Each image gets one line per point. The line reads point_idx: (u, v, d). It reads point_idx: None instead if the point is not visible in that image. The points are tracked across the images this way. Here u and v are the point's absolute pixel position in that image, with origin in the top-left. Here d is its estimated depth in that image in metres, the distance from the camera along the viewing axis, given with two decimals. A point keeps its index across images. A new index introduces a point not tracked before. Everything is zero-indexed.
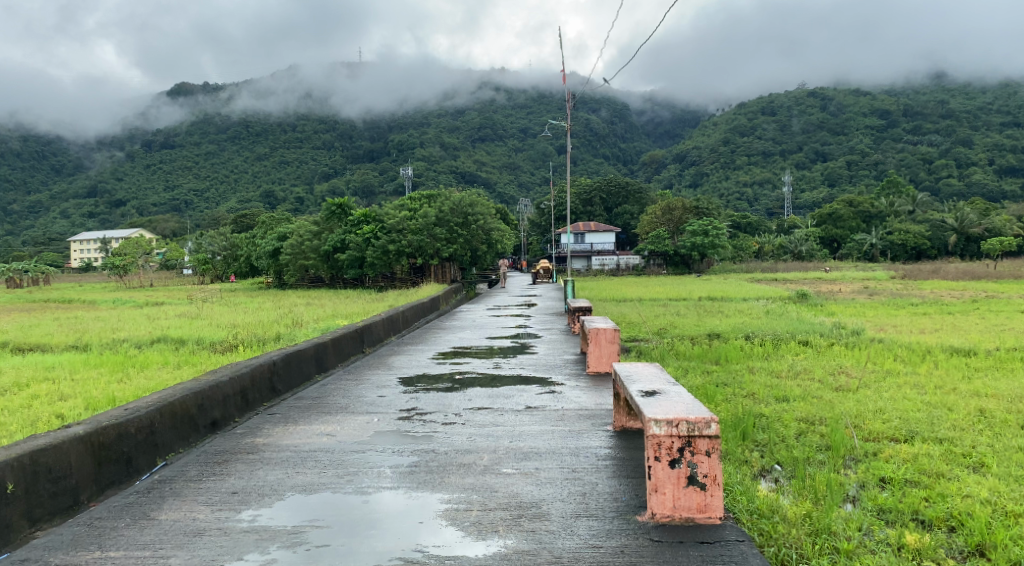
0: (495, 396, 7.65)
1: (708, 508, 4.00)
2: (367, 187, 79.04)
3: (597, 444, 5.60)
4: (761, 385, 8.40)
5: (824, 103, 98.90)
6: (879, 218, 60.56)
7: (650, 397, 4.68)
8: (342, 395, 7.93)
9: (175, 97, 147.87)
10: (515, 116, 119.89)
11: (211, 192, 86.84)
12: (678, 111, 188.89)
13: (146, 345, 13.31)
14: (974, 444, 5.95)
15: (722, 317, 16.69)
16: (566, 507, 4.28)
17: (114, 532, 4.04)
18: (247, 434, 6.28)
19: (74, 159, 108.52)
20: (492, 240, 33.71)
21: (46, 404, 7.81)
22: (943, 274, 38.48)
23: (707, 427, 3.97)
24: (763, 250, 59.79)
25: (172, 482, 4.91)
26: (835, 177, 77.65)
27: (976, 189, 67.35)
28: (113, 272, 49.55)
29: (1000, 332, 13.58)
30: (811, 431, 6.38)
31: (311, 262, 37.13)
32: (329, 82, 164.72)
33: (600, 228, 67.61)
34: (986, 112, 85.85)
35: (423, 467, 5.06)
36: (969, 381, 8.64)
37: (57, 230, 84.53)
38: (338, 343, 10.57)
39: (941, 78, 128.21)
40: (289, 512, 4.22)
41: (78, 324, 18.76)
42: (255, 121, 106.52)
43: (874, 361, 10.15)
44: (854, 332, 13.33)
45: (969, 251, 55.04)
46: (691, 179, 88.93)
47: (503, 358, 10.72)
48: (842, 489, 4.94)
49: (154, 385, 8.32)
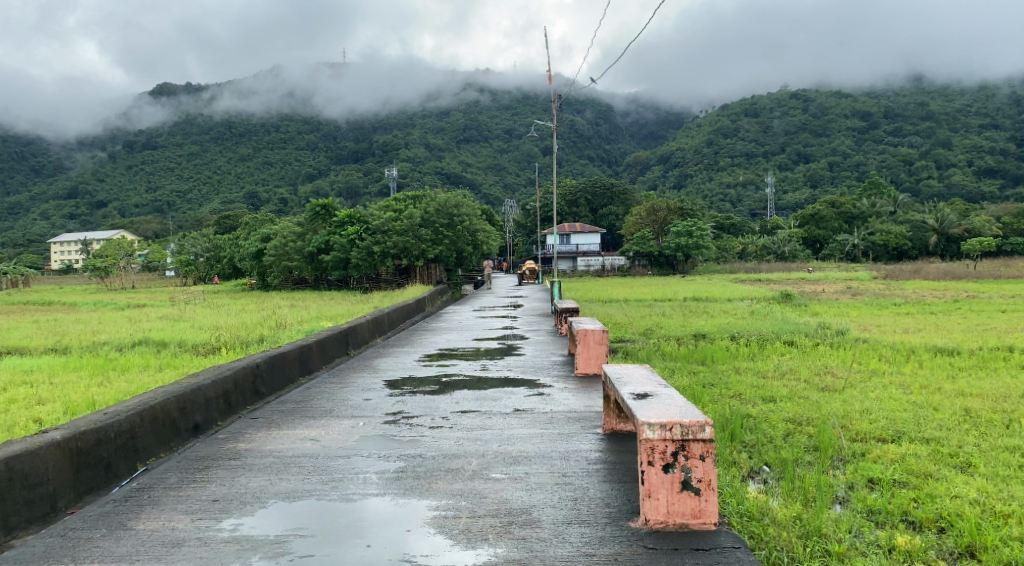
0: (483, 398, 7.55)
1: (702, 513, 3.93)
2: (351, 188, 78.97)
3: (587, 448, 5.53)
4: (747, 385, 8.37)
5: (806, 104, 99.85)
6: (861, 218, 60.98)
7: (643, 400, 4.56)
8: (326, 399, 7.77)
9: (156, 97, 146.00)
10: (500, 118, 119.50)
11: (193, 193, 86.03)
12: (662, 112, 189.88)
13: (127, 348, 13.04)
14: (961, 444, 5.93)
15: (708, 318, 16.79)
16: (558, 513, 4.19)
17: (91, 543, 3.89)
18: (229, 438, 6.14)
19: (54, 159, 106.74)
20: (477, 241, 33.80)
21: (23, 408, 7.65)
22: (925, 274, 38.94)
23: (701, 429, 3.89)
24: (746, 251, 60.54)
25: (152, 489, 4.77)
26: (818, 178, 78.42)
27: (956, 190, 68.22)
28: (94, 273, 49.15)
29: (983, 332, 13.62)
30: (799, 432, 6.35)
31: (295, 263, 36.86)
32: (312, 83, 163.37)
33: (586, 229, 67.68)
34: (965, 115, 86.93)
35: (411, 472, 4.96)
36: (954, 381, 8.64)
37: (36, 232, 83.53)
38: (323, 345, 10.43)
39: (920, 80, 130.18)
40: (271, 521, 4.12)
41: (56, 326, 18.46)
42: (239, 122, 105.92)
43: (859, 361, 10.14)
44: (838, 333, 13.34)
45: (950, 252, 55.66)
46: (676, 180, 89.51)
47: (490, 359, 10.61)
48: (830, 489, 4.89)
49: (135, 389, 8.16)
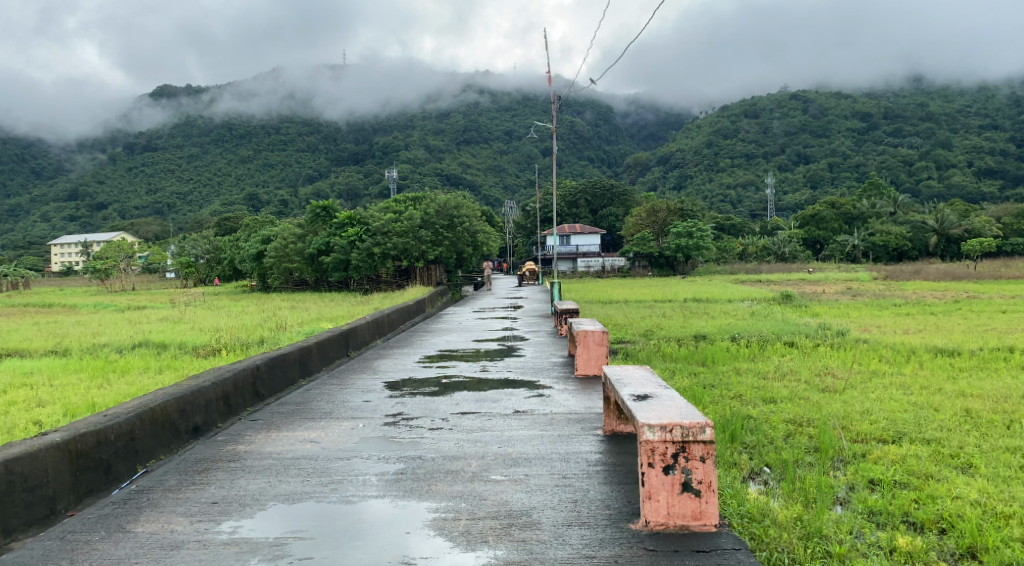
0: (483, 401, 7.54)
1: (703, 515, 3.91)
2: (351, 190, 79.01)
3: (587, 449, 5.52)
4: (748, 387, 8.36)
5: (806, 105, 99.92)
6: (861, 219, 60.91)
7: (642, 401, 4.55)
8: (326, 401, 7.76)
9: (156, 99, 146.01)
10: (500, 119, 119.45)
11: (194, 195, 86.00)
12: (662, 113, 190.03)
13: (127, 350, 13.03)
14: (962, 444, 5.93)
15: (708, 319, 16.85)
16: (557, 515, 4.18)
17: (90, 546, 3.88)
18: (228, 440, 6.13)
19: (54, 161, 106.63)
20: (477, 242, 33.85)
21: (23, 410, 7.66)
22: (925, 274, 39.02)
23: (702, 432, 3.87)
24: (746, 252, 60.53)
25: (151, 492, 4.75)
26: (817, 179, 78.47)
27: (956, 190, 68.24)
28: (94, 275, 49.13)
29: (984, 332, 13.67)
30: (799, 432, 6.34)
31: (295, 265, 36.84)
32: (312, 85, 163.51)
33: (586, 230, 67.65)
34: (965, 115, 86.99)
35: (410, 474, 4.96)
36: (955, 382, 8.65)
37: (36, 234, 83.48)
38: (323, 347, 10.43)
39: (920, 81, 130.31)
40: (271, 523, 4.10)
41: (56, 328, 18.43)
42: (239, 124, 105.95)
43: (859, 362, 10.14)
44: (838, 333, 13.38)
45: (949, 253, 55.68)
46: (676, 181, 89.51)
47: (490, 361, 10.58)
48: (831, 490, 4.89)
49: (135, 391, 8.14)
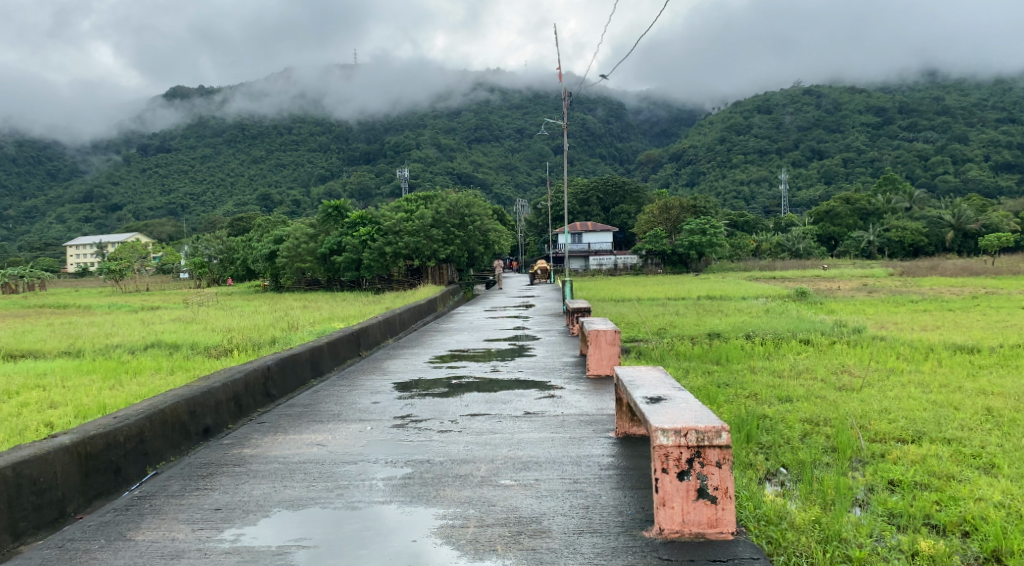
0: (493, 402, 7.41)
1: (720, 521, 3.79)
2: (363, 190, 79.39)
3: (598, 452, 5.41)
4: (763, 386, 8.17)
5: (819, 100, 99.08)
6: (876, 215, 60.22)
7: (655, 404, 4.41)
8: (335, 402, 7.67)
9: (170, 100, 147.21)
10: (511, 117, 119.30)
11: (207, 195, 86.48)
12: (674, 110, 189.70)
13: (140, 350, 13.10)
14: (984, 444, 5.75)
15: (721, 317, 16.55)
16: (568, 522, 4.07)
17: (89, 556, 3.80)
18: (236, 443, 6.05)
19: (69, 162, 107.74)
20: (489, 240, 33.73)
21: (36, 411, 7.67)
22: (941, 270, 38.48)
23: (717, 436, 3.75)
24: (760, 248, 59.85)
25: (154, 498, 4.67)
26: (831, 174, 77.84)
27: (972, 184, 67.32)
28: (109, 276, 49.55)
29: (1003, 329, 13.35)
30: (816, 433, 6.19)
31: (308, 264, 37.03)
32: (323, 84, 164.50)
33: (598, 228, 67.52)
34: (981, 108, 85.86)
35: (418, 479, 4.86)
36: (974, 380, 8.41)
37: (52, 236, 84.05)
38: (334, 347, 10.35)
39: (935, 74, 128.94)
40: (275, 530, 4.02)
41: (70, 328, 18.59)
42: (251, 124, 106.60)
43: (877, 361, 9.89)
44: (855, 331, 13.06)
45: (966, 247, 55.15)
46: (688, 178, 89.04)
47: (501, 361, 10.45)
48: (850, 492, 4.73)
49: (146, 392, 8.13)
